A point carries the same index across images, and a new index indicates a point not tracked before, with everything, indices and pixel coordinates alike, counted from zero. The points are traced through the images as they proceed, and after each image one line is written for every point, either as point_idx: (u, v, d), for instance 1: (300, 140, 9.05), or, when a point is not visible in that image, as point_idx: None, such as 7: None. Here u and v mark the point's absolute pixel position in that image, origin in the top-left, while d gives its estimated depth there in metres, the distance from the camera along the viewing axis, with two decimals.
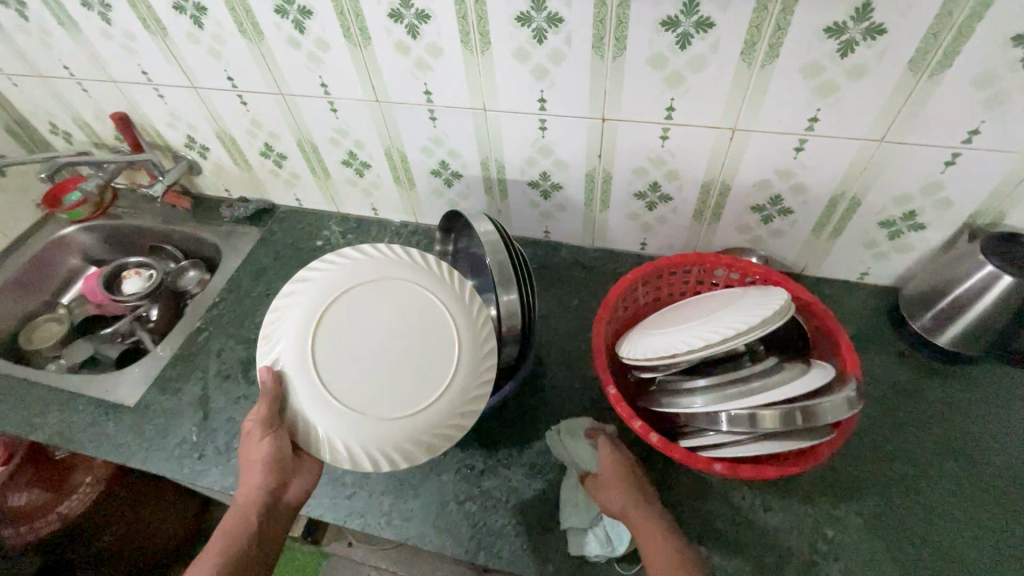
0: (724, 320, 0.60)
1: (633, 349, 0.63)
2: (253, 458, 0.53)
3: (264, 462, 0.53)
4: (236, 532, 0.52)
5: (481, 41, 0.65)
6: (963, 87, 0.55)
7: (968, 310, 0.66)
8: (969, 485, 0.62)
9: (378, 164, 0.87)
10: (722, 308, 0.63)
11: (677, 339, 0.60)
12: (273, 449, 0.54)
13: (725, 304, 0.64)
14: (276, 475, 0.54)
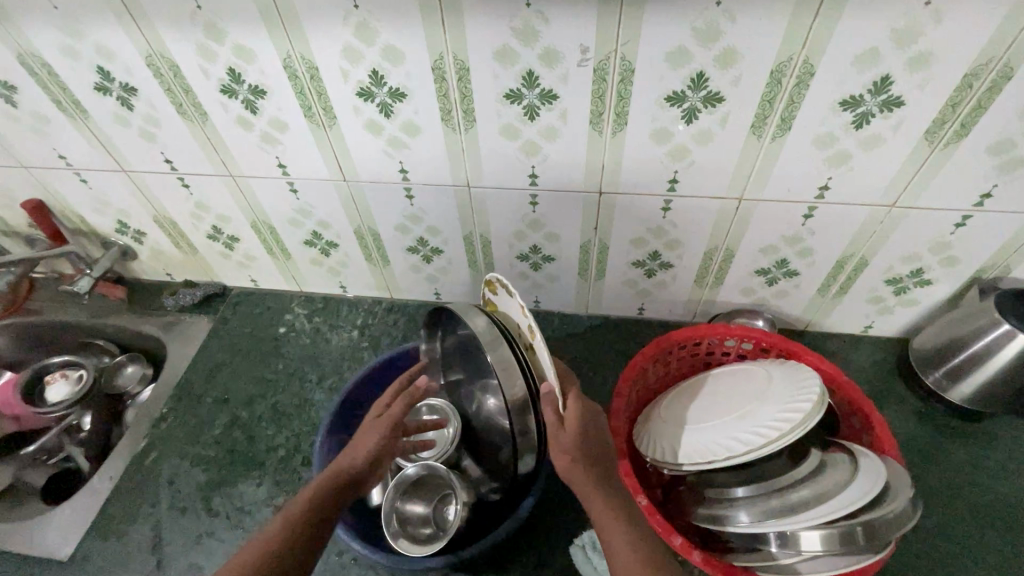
0: (757, 412, 0.55)
1: (663, 450, 0.57)
2: (371, 429, 0.56)
3: (375, 441, 0.55)
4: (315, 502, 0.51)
5: (465, 119, 0.58)
6: (979, 154, 0.53)
7: (986, 369, 0.64)
8: (1013, 558, 0.59)
9: (347, 242, 0.78)
10: (752, 396, 0.58)
11: (712, 441, 0.55)
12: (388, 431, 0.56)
13: (753, 389, 0.59)
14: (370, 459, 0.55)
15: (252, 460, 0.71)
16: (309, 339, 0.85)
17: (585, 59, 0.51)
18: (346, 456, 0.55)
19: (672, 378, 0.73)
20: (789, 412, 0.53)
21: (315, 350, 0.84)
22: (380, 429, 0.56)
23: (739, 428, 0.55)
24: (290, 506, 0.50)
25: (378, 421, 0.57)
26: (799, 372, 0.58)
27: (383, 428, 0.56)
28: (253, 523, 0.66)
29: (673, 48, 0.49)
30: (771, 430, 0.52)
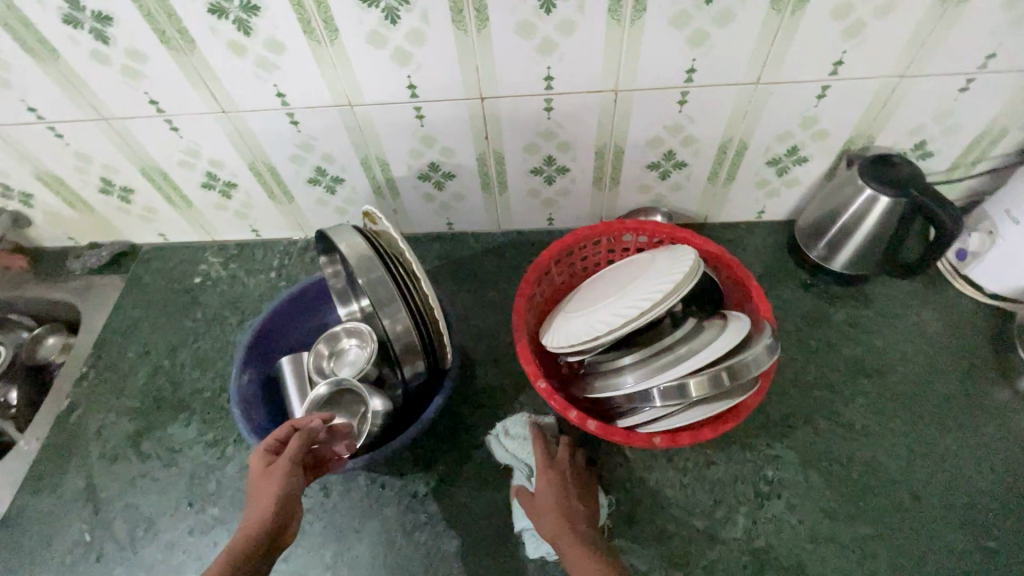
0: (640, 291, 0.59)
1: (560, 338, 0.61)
2: (270, 482, 0.48)
3: (274, 495, 0.47)
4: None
5: (327, 30, 0.57)
6: (824, 20, 0.55)
7: (856, 235, 0.69)
8: (879, 397, 0.66)
9: (245, 181, 0.77)
10: (635, 278, 0.62)
11: (600, 319, 0.59)
12: (287, 479, 0.48)
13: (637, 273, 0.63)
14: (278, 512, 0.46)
15: (179, 404, 0.73)
16: (227, 285, 0.85)
17: None
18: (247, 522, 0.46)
19: (578, 280, 0.76)
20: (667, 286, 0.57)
21: (234, 296, 0.83)
22: (281, 472, 0.49)
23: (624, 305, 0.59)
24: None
25: (273, 472, 0.49)
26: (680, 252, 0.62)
27: (283, 472, 0.49)
28: (185, 460, 0.68)
29: None
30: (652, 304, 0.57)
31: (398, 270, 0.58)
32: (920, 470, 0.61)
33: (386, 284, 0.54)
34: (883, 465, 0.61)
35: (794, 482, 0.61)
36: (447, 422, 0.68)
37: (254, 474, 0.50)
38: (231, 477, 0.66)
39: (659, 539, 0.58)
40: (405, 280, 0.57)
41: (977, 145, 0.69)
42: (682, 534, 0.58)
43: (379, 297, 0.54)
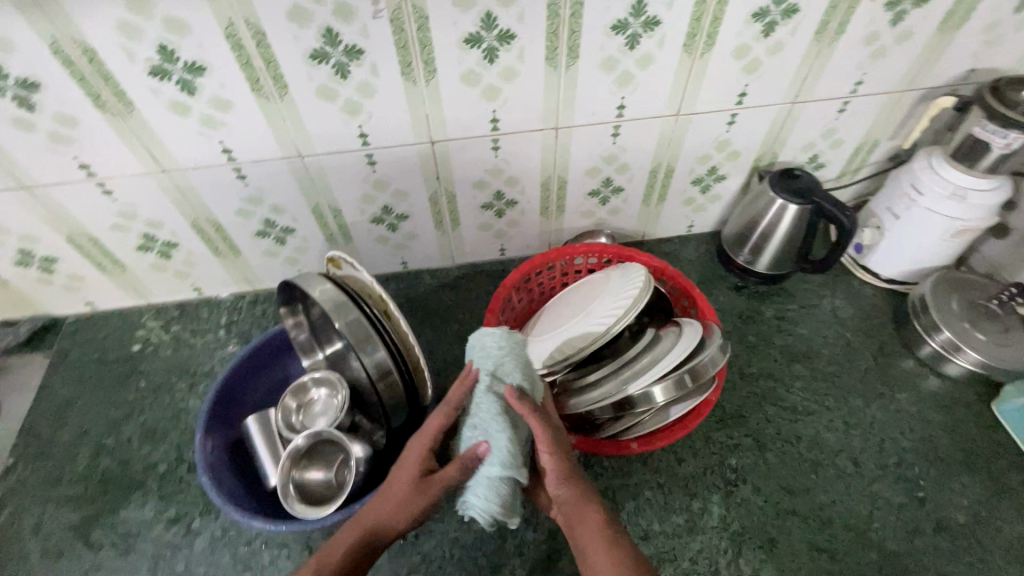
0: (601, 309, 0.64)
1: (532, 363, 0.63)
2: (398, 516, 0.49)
3: (410, 517, 0.49)
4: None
5: (276, 87, 0.58)
6: (728, 59, 0.64)
7: (773, 238, 0.78)
8: (813, 379, 0.74)
9: (187, 239, 0.74)
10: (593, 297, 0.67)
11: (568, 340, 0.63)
12: (427, 505, 0.50)
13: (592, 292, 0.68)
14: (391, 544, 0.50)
15: (130, 484, 0.67)
16: (171, 349, 0.80)
17: (379, 10, 0.53)
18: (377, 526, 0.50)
19: (536, 304, 0.80)
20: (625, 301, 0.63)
21: (180, 360, 0.79)
22: (422, 496, 0.50)
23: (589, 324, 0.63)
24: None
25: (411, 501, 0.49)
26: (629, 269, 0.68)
27: (428, 498, 0.50)
28: (145, 543, 0.63)
29: None
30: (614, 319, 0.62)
31: (372, 311, 0.58)
32: (855, 439, 0.69)
33: (363, 325, 0.55)
34: (825, 439, 0.69)
35: (754, 466, 0.67)
36: None
37: (405, 478, 0.51)
38: (201, 553, 0.62)
39: (646, 540, 0.62)
40: (380, 319, 0.58)
41: (857, 155, 0.82)
42: (666, 531, 0.62)
43: (358, 337, 0.55)
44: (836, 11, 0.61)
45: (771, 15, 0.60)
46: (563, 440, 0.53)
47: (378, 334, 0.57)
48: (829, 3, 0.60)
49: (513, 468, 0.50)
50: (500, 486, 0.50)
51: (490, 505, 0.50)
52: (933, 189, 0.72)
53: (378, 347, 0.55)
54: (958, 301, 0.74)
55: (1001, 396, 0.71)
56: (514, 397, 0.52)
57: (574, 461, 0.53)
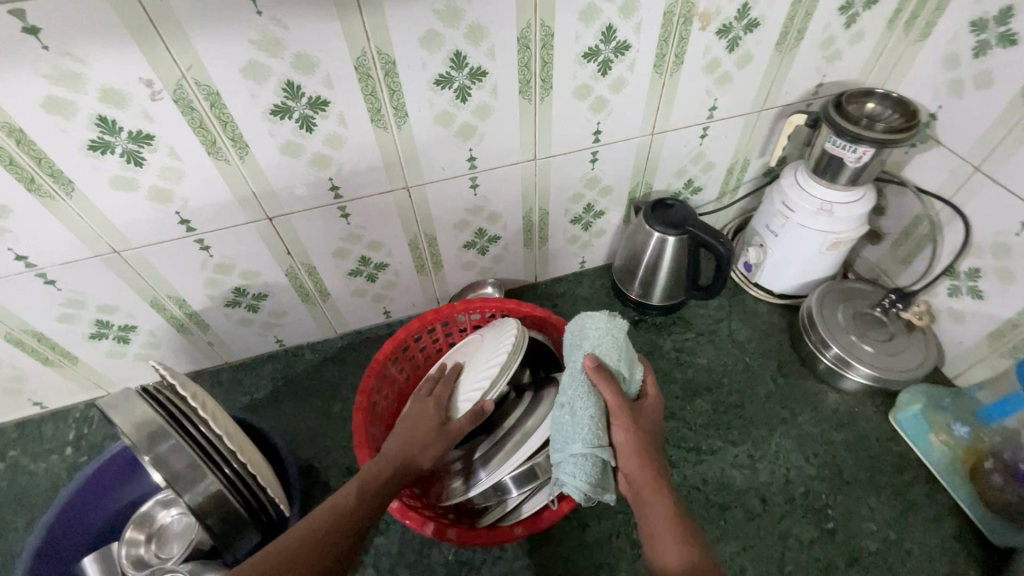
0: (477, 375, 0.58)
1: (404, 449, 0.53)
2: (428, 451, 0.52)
3: (438, 454, 0.52)
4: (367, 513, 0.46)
5: (59, 184, 0.51)
6: (571, 100, 0.62)
7: (659, 271, 0.75)
8: (716, 412, 0.71)
9: (4, 354, 0.65)
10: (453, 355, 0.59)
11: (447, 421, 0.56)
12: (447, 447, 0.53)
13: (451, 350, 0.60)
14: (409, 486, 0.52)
15: None
16: (5, 481, 0.69)
17: (156, 92, 0.47)
18: (405, 461, 0.50)
19: (423, 368, 0.75)
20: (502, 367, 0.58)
21: (16, 492, 0.68)
22: (447, 439, 0.52)
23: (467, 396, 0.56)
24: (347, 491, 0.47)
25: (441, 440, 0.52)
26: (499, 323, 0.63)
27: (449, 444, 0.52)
28: None
29: (243, 62, 0.47)
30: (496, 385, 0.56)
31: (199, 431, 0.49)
32: (762, 474, 0.66)
33: (182, 454, 0.46)
34: (732, 478, 0.66)
35: None
36: None
37: (427, 424, 0.53)
38: None
39: None
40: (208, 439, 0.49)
41: (732, 175, 0.81)
42: None
43: (176, 469, 0.45)
44: (668, 43, 0.60)
45: (603, 53, 0.58)
46: (649, 415, 0.53)
47: (206, 458, 0.48)
48: (658, 35, 0.59)
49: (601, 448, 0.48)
50: (592, 462, 0.47)
51: (586, 485, 0.47)
52: (803, 207, 0.71)
53: (205, 474, 0.46)
54: (842, 312, 0.73)
55: (897, 405, 0.70)
56: (591, 366, 0.52)
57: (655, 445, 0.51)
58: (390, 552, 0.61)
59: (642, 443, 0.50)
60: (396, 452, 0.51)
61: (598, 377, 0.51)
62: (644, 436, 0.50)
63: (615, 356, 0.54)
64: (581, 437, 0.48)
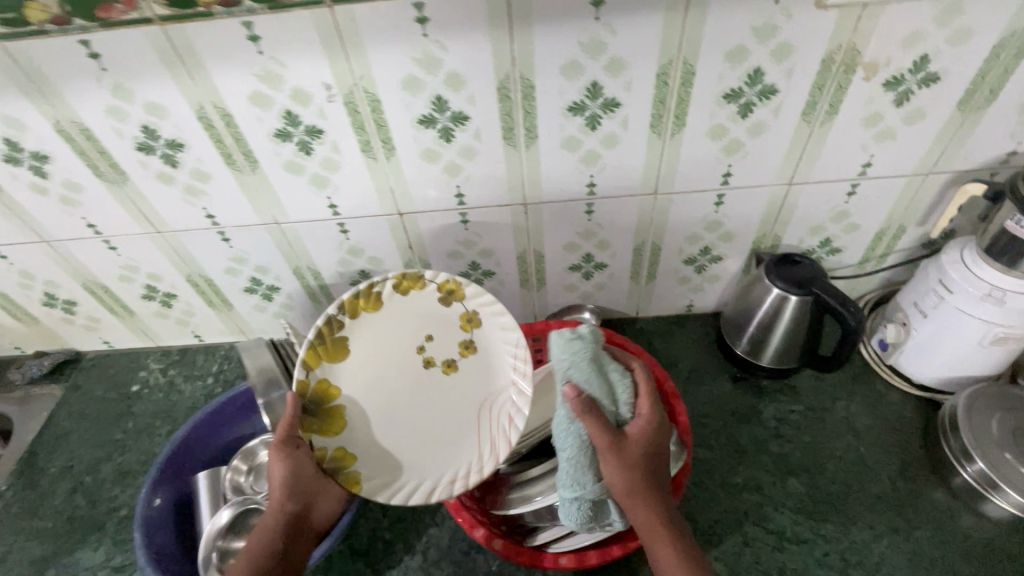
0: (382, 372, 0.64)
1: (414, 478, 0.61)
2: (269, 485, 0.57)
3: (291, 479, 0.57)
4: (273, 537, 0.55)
5: (247, 161, 0.62)
6: (705, 139, 0.60)
7: (772, 329, 0.70)
8: (811, 500, 0.64)
9: (184, 291, 0.80)
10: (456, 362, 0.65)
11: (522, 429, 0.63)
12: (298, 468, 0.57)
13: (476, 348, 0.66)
14: (306, 478, 0.58)
15: (92, 524, 0.70)
16: (164, 392, 0.85)
17: (332, 95, 0.55)
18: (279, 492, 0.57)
19: None
20: (361, 353, 0.64)
21: (168, 403, 0.83)
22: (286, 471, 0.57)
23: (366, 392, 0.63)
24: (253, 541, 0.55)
25: (274, 461, 0.57)
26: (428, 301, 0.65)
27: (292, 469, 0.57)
28: None
29: (404, 76, 0.54)
30: (339, 376, 0.62)
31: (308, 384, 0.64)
32: None
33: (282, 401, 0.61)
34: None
35: None
36: (364, 538, 0.65)
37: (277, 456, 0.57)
38: None
39: None
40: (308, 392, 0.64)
41: (881, 240, 0.72)
42: None
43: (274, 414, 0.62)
44: (823, 91, 0.56)
45: (746, 96, 0.56)
46: (644, 440, 0.49)
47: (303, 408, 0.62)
48: (813, 82, 0.55)
49: (589, 491, 0.49)
50: (581, 504, 0.49)
51: (580, 521, 0.50)
52: (965, 288, 0.61)
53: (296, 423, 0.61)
54: (999, 423, 0.60)
55: None
56: (571, 399, 0.49)
57: (653, 475, 0.50)
58: (441, 544, 0.64)
59: (633, 480, 0.49)
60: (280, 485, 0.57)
61: (578, 411, 0.49)
62: (637, 470, 0.49)
63: (596, 381, 0.50)
64: (568, 482, 0.50)
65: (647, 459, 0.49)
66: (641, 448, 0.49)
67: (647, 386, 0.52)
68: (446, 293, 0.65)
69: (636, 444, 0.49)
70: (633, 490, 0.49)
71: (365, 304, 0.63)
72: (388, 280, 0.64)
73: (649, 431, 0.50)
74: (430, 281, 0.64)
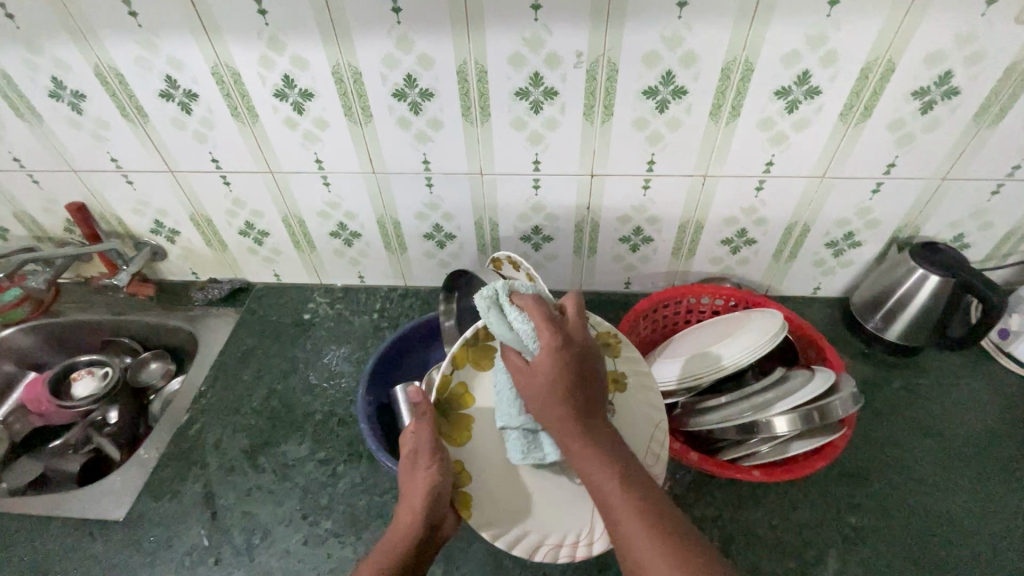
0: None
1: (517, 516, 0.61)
2: (409, 490, 0.56)
3: (423, 487, 0.55)
4: (402, 540, 0.54)
5: (481, 115, 0.71)
6: (882, 131, 0.69)
7: (908, 309, 0.78)
8: (945, 457, 0.72)
9: (369, 232, 0.89)
10: (610, 409, 0.67)
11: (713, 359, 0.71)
12: (431, 476, 0.56)
13: (623, 391, 0.67)
14: (446, 496, 0.56)
15: (292, 424, 0.79)
16: (333, 322, 0.94)
17: (580, 62, 0.65)
18: (410, 496, 0.55)
19: (658, 337, 0.87)
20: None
21: (339, 332, 0.92)
22: (424, 472, 0.56)
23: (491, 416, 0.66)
24: (391, 538, 0.54)
25: (416, 469, 0.56)
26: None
27: (426, 474, 0.56)
28: (299, 475, 0.73)
29: (647, 52, 0.64)
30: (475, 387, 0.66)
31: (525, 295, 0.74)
32: (995, 526, 0.65)
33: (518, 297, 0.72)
34: (958, 519, 0.66)
35: (876, 528, 0.66)
36: None
37: (420, 460, 0.57)
38: (343, 494, 0.71)
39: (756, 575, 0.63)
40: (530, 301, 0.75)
41: (1008, 240, 0.81)
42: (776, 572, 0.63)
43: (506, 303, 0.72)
44: (998, 96, 0.65)
45: (931, 95, 0.65)
46: (546, 368, 0.53)
47: None
48: (992, 87, 0.64)
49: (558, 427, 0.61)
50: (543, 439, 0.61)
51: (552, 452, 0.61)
52: None
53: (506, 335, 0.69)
54: None
55: None
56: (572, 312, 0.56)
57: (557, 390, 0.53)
58: None
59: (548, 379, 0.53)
60: (414, 487, 0.56)
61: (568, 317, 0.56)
62: (557, 396, 0.53)
63: (506, 328, 0.57)
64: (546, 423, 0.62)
65: (563, 399, 0.53)
66: (549, 379, 0.53)
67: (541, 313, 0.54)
68: (600, 344, 0.69)
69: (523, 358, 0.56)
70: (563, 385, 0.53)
71: None
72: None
73: (553, 364, 0.53)
74: (586, 326, 0.70)
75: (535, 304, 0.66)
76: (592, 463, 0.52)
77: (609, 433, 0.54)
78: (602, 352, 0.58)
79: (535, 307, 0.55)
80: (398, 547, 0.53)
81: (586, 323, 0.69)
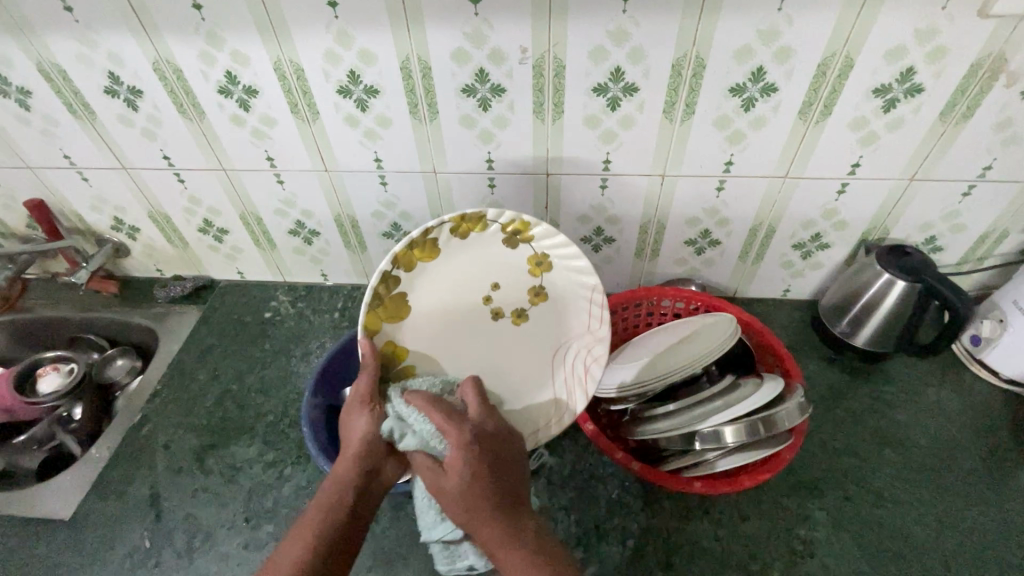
0: (459, 323, 0.73)
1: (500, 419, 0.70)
2: (347, 444, 0.57)
3: (358, 437, 0.57)
4: (334, 493, 0.54)
5: (429, 112, 0.69)
6: (843, 130, 0.66)
7: (874, 314, 0.75)
8: (904, 468, 0.70)
9: (328, 231, 0.88)
10: (542, 291, 0.73)
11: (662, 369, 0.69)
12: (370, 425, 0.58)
13: (548, 270, 0.71)
14: (382, 444, 0.58)
15: (243, 425, 0.78)
16: (294, 321, 0.93)
17: (525, 58, 0.63)
18: (348, 449, 0.57)
19: (619, 339, 0.85)
20: (418, 304, 0.70)
21: (299, 331, 0.92)
22: (363, 425, 0.58)
23: (441, 338, 0.72)
24: (324, 491, 0.54)
25: (354, 422, 0.59)
26: (489, 244, 0.69)
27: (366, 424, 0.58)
28: (245, 478, 0.72)
29: (594, 47, 0.61)
30: (404, 334, 0.70)
31: None
32: (949, 541, 0.63)
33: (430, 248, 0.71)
34: (910, 534, 0.64)
35: (826, 542, 0.64)
36: None
37: (359, 418, 0.59)
38: (287, 497, 0.70)
39: None
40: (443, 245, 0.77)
41: (983, 243, 0.78)
42: None
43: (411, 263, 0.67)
44: (964, 94, 0.62)
45: (893, 92, 0.62)
46: (461, 471, 0.51)
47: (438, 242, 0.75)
48: (957, 85, 0.61)
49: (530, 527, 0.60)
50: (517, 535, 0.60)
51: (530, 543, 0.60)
52: None
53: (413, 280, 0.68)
54: None
55: None
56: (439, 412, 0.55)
57: (478, 475, 0.51)
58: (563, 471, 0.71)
59: (472, 482, 0.51)
60: (351, 446, 0.57)
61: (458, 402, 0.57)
62: (478, 500, 0.50)
63: (408, 436, 0.56)
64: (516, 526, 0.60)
65: (478, 497, 0.50)
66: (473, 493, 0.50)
67: (432, 408, 0.55)
68: (512, 233, 0.68)
69: (449, 478, 0.52)
70: (472, 476, 0.51)
71: (422, 252, 0.66)
72: (446, 225, 0.65)
73: (466, 470, 0.51)
74: (492, 223, 0.67)
75: (424, 231, 0.64)
76: (504, 550, 0.49)
77: (533, 525, 0.51)
78: (514, 435, 0.57)
79: (444, 423, 0.54)
80: (328, 497, 0.53)
81: (489, 222, 0.67)
